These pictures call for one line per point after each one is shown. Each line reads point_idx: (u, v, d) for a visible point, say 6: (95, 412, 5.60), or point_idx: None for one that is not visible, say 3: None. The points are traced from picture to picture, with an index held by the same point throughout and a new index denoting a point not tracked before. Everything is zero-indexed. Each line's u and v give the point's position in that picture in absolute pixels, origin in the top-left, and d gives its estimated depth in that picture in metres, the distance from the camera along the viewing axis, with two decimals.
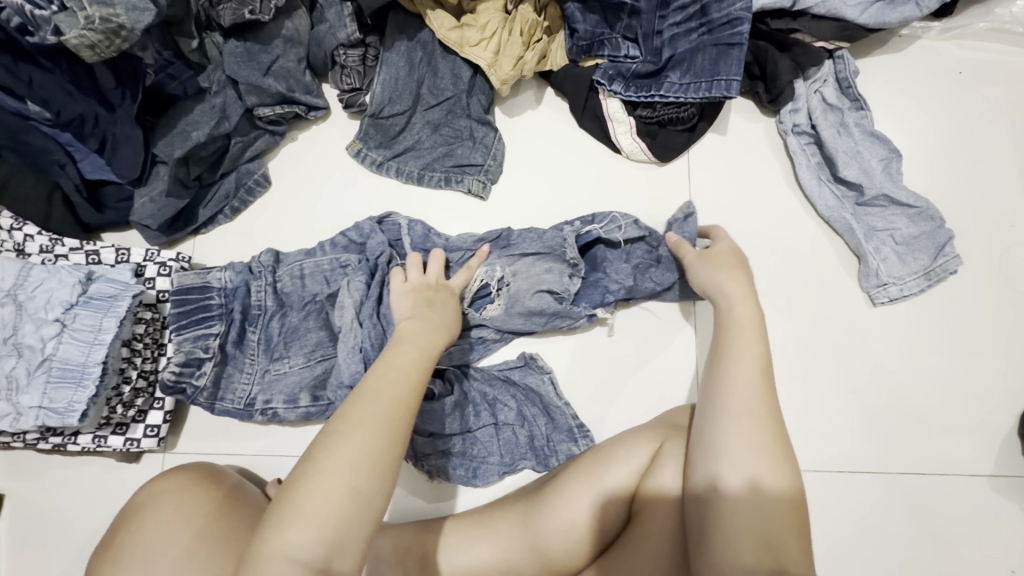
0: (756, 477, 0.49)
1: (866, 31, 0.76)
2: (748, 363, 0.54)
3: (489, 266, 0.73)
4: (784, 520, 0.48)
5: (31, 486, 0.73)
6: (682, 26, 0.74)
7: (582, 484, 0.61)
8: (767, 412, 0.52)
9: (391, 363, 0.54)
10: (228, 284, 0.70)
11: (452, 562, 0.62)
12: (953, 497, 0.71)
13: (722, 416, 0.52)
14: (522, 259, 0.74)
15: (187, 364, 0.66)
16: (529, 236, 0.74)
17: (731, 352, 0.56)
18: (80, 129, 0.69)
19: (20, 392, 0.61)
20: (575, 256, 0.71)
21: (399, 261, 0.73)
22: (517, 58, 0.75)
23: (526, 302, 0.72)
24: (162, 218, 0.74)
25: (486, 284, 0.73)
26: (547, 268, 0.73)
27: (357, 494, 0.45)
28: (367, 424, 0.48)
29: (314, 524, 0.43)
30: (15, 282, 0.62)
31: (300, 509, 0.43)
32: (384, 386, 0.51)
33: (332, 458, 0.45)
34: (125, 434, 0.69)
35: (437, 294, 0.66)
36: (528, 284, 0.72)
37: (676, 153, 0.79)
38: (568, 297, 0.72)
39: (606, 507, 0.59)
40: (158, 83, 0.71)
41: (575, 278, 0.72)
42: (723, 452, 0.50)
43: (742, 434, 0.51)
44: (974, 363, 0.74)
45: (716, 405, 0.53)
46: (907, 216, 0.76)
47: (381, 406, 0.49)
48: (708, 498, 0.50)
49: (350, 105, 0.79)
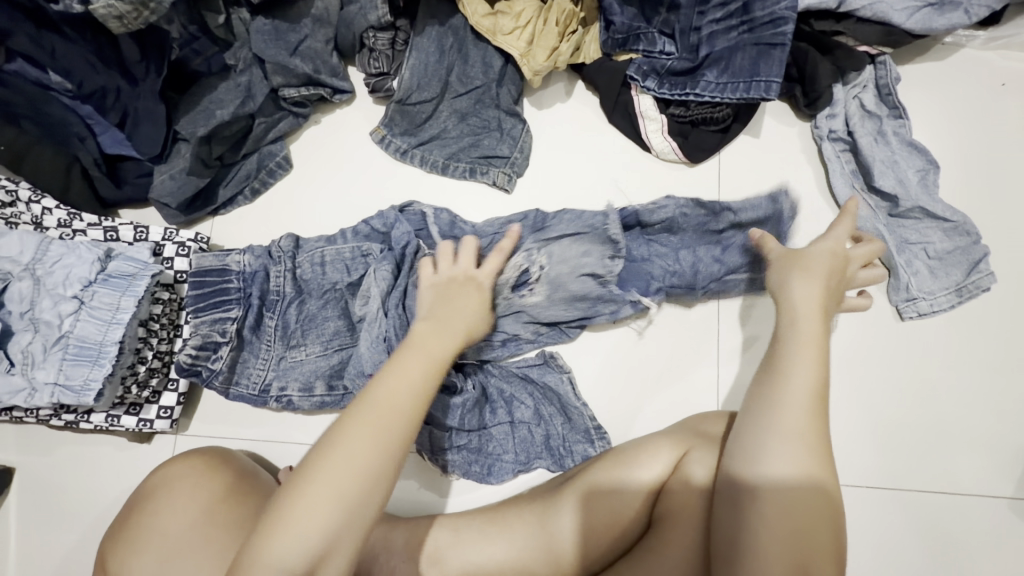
0: (793, 493, 0.48)
1: (911, 37, 0.74)
2: (799, 370, 0.52)
3: (527, 251, 0.71)
4: (815, 536, 0.47)
5: (42, 461, 0.73)
6: (721, 23, 0.73)
7: (600, 488, 0.60)
8: (812, 426, 0.50)
9: (396, 373, 0.51)
10: (247, 269, 0.69)
11: (464, 558, 0.62)
12: (968, 516, 0.70)
13: (770, 429, 0.50)
14: (560, 240, 0.72)
15: (203, 347, 0.65)
16: (567, 217, 0.73)
17: (785, 364, 0.53)
18: (102, 101, 0.68)
19: (35, 368, 0.60)
20: (617, 232, 0.70)
21: (428, 251, 0.71)
22: (552, 49, 0.73)
23: (568, 288, 0.71)
24: (181, 197, 0.73)
25: (524, 269, 0.71)
26: (585, 250, 0.71)
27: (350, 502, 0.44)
28: (368, 436, 0.46)
29: (306, 528, 0.43)
30: (34, 257, 0.62)
31: (287, 520, 0.43)
32: (389, 394, 0.49)
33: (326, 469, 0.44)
34: (138, 414, 0.68)
35: (455, 296, 0.62)
36: (568, 267, 0.71)
37: (706, 155, 0.77)
38: (613, 279, 0.70)
39: (625, 513, 0.58)
40: (183, 58, 0.70)
41: (616, 257, 0.70)
42: (761, 467, 0.49)
43: (785, 448, 0.49)
44: (1000, 384, 0.73)
45: (764, 417, 0.51)
46: (941, 230, 0.74)
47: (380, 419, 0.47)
48: (737, 510, 0.49)
49: (377, 90, 0.77)
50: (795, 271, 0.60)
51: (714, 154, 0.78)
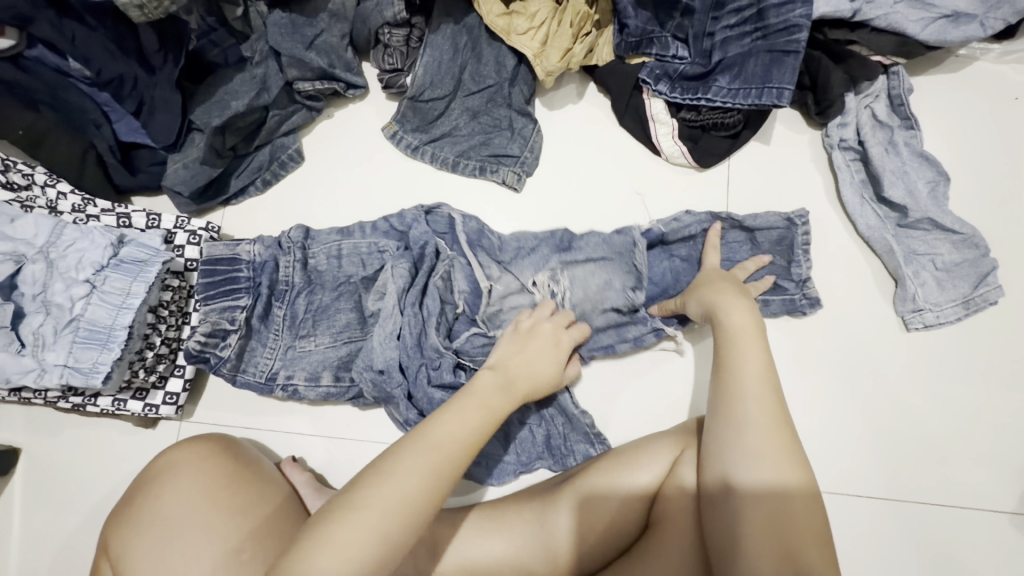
0: (770, 478, 0.49)
1: (925, 48, 0.74)
2: (754, 371, 0.55)
3: (551, 272, 0.71)
4: (800, 520, 0.47)
5: (47, 442, 0.73)
6: (735, 29, 0.73)
7: (591, 486, 0.61)
8: (769, 409, 0.52)
9: (456, 419, 0.52)
10: (257, 258, 0.69)
11: (463, 552, 0.63)
12: (969, 531, 0.69)
13: (728, 418, 0.53)
14: (584, 265, 0.71)
15: (212, 335, 0.66)
16: (593, 240, 0.72)
17: (729, 357, 0.57)
18: (118, 89, 0.69)
19: (45, 349, 0.60)
20: (643, 265, 0.69)
21: (449, 252, 0.72)
22: (565, 50, 0.74)
23: (591, 319, 0.71)
24: (193, 185, 0.74)
25: (549, 293, 0.71)
26: (606, 280, 0.70)
27: (389, 543, 0.45)
28: (417, 476, 0.48)
29: (344, 549, 0.44)
30: (48, 239, 0.62)
31: (329, 541, 0.44)
32: (442, 438, 0.50)
33: (373, 504, 0.46)
34: (144, 399, 0.69)
35: (532, 344, 0.63)
36: (592, 299, 0.70)
37: (717, 160, 0.77)
38: (632, 310, 0.70)
39: (621, 513, 0.59)
40: (200, 49, 0.71)
41: (638, 289, 0.69)
42: (729, 457, 0.51)
43: (757, 441, 0.51)
44: (1005, 398, 0.72)
45: (722, 408, 0.54)
46: (950, 242, 0.73)
47: (432, 462, 0.49)
48: (725, 503, 0.50)
49: (390, 86, 0.78)
50: (697, 296, 0.65)
51: (724, 159, 0.78)
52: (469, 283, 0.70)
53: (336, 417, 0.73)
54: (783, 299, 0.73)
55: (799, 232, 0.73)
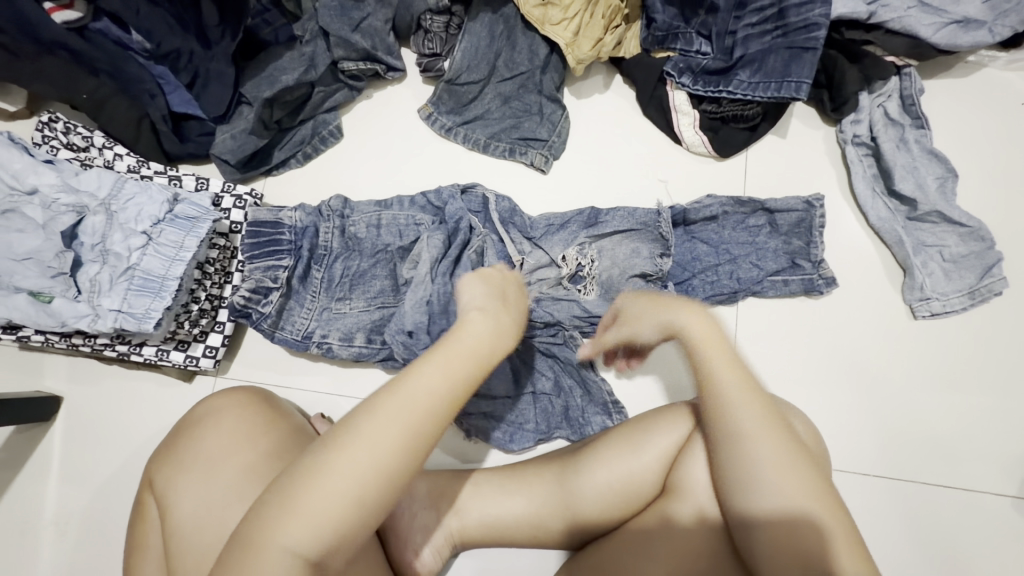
0: (783, 486, 0.47)
1: (936, 51, 0.78)
2: (731, 383, 0.51)
3: (579, 246, 0.76)
4: (813, 530, 0.46)
5: (89, 392, 0.77)
6: (756, 27, 0.77)
7: (614, 462, 0.62)
8: (766, 419, 0.49)
9: (440, 373, 0.46)
10: (299, 224, 0.73)
11: (481, 508, 0.66)
12: (968, 513, 0.72)
13: (737, 431, 0.49)
14: (612, 237, 0.76)
15: (255, 291, 0.69)
16: (620, 214, 0.76)
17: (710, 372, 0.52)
18: (174, 62, 0.74)
19: (101, 296, 0.64)
20: (667, 230, 0.74)
21: (481, 229, 0.76)
22: (596, 40, 0.78)
23: (619, 286, 0.74)
24: (240, 154, 0.78)
25: (577, 266, 0.75)
26: (634, 249, 0.75)
27: (363, 505, 0.41)
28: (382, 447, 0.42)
29: (316, 521, 0.40)
30: (109, 194, 0.67)
31: (297, 511, 0.40)
32: (427, 393, 0.44)
33: (338, 474, 0.41)
34: (186, 351, 0.72)
35: (510, 291, 0.59)
36: (619, 269, 0.75)
37: (736, 151, 0.81)
38: (660, 277, 0.74)
39: (639, 484, 0.60)
40: (254, 27, 0.77)
41: (665, 256, 0.74)
42: (743, 470, 0.49)
43: (759, 449, 0.49)
44: (1008, 388, 0.75)
45: (724, 421, 0.50)
46: (957, 235, 0.77)
47: (409, 418, 0.43)
48: (739, 512, 0.50)
49: (428, 70, 0.83)
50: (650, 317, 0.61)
51: (741, 150, 0.82)
52: (500, 259, 0.74)
53: (365, 379, 0.76)
54: (800, 278, 0.77)
55: (817, 214, 0.76)
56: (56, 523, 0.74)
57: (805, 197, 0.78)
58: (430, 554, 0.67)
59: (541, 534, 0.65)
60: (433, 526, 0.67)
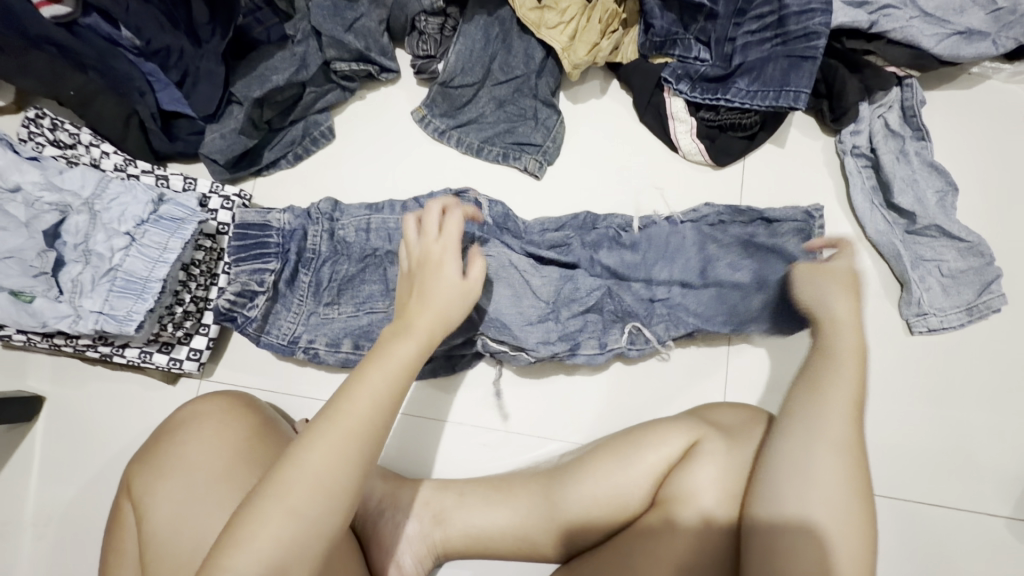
0: (839, 512, 0.46)
1: (939, 62, 0.77)
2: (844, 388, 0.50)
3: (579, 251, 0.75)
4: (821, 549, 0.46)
5: (72, 392, 0.76)
6: (756, 35, 0.76)
7: (601, 472, 0.61)
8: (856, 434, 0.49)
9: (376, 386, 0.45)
10: (287, 226, 0.71)
11: (462, 521, 0.65)
12: (961, 533, 0.71)
13: (821, 434, 0.49)
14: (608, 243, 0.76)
15: (241, 295, 0.68)
16: (616, 221, 0.77)
17: (829, 371, 0.52)
18: (165, 60, 0.72)
19: (82, 297, 0.63)
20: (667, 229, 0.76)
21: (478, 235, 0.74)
22: (593, 45, 0.77)
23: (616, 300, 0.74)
24: (230, 154, 0.77)
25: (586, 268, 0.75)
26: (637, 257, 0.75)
27: (302, 519, 0.40)
28: (322, 463, 0.42)
29: (266, 540, 0.39)
30: (93, 193, 0.66)
31: (242, 535, 0.40)
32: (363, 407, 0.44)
33: (282, 490, 0.41)
34: (169, 354, 0.72)
35: (428, 269, 0.54)
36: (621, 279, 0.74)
37: (733, 159, 0.80)
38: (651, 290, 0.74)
39: (632, 489, 0.59)
40: (245, 25, 0.75)
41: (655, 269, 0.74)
42: (813, 475, 0.48)
43: (833, 456, 0.48)
44: (1005, 406, 0.74)
45: (814, 418, 0.50)
46: (956, 249, 0.75)
47: (341, 432, 0.42)
48: (775, 531, 0.48)
49: (422, 72, 0.81)
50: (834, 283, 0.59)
51: (739, 159, 0.81)
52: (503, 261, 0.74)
53: None
54: None
55: (816, 224, 0.75)
56: (35, 525, 0.73)
57: (805, 207, 0.76)
58: (412, 563, 0.65)
59: (528, 548, 0.63)
60: (415, 534, 0.65)
